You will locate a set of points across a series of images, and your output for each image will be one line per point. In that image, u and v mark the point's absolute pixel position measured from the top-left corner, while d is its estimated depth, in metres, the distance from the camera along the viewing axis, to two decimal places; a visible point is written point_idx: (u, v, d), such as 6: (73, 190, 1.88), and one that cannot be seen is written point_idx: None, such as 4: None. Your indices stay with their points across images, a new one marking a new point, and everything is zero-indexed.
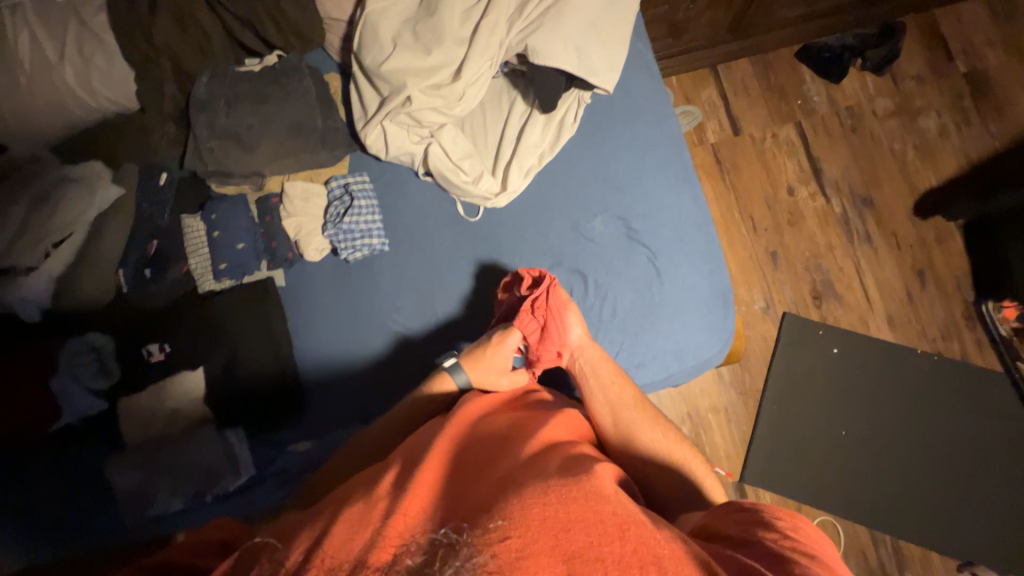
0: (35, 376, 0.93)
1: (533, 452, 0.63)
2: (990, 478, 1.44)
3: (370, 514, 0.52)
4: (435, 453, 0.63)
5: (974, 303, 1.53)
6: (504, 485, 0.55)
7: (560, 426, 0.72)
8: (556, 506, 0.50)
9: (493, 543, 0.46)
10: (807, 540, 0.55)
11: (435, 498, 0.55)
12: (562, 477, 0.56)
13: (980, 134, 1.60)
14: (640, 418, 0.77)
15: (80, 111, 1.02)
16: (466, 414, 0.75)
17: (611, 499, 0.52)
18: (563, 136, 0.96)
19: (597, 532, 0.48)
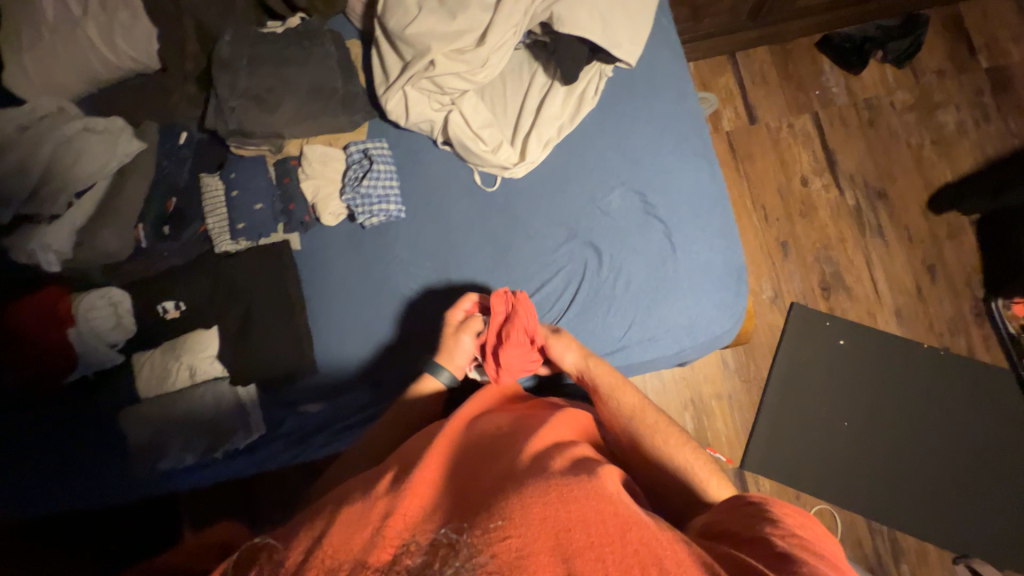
0: (53, 324, 0.94)
1: (533, 448, 0.62)
2: (991, 473, 1.44)
3: (370, 513, 0.53)
4: (433, 453, 0.63)
5: (983, 300, 1.53)
6: (503, 482, 0.55)
7: (563, 424, 0.70)
8: (558, 504, 0.49)
9: (493, 542, 0.46)
10: (814, 539, 0.53)
11: (434, 497, 0.56)
12: (563, 474, 0.54)
13: (998, 130, 1.59)
14: (647, 429, 0.75)
15: (101, 68, 1.02)
16: (467, 413, 0.75)
17: (613, 499, 0.51)
18: (584, 108, 0.96)
19: (598, 532, 0.46)
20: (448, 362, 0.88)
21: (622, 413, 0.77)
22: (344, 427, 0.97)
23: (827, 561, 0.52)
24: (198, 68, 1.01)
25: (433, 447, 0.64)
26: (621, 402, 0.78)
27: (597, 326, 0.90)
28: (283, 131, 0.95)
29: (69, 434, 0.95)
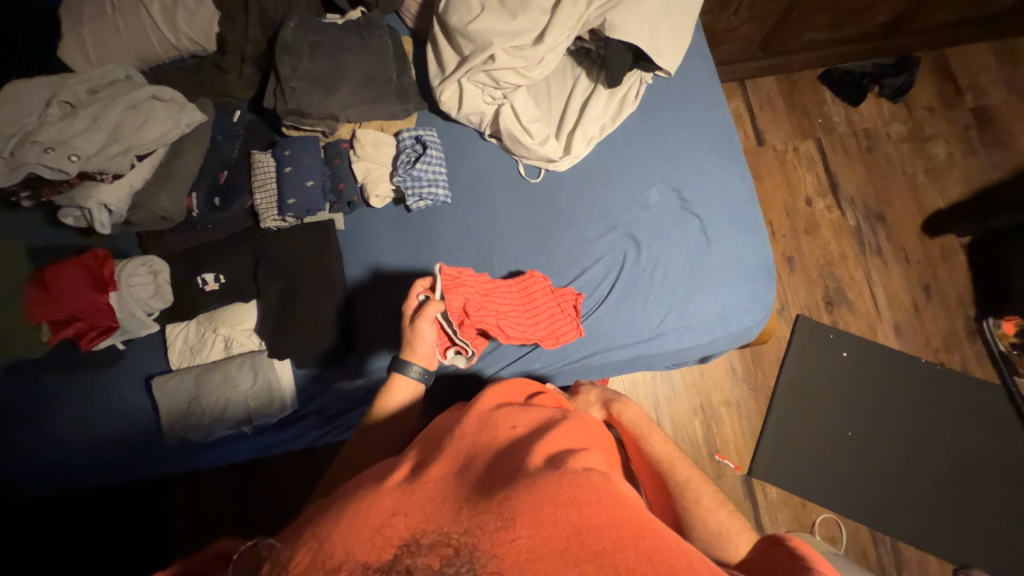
0: (90, 288, 0.92)
1: (551, 445, 0.57)
2: (988, 486, 1.48)
3: (375, 506, 0.49)
4: (447, 444, 0.59)
5: (975, 318, 1.61)
6: (515, 476, 0.50)
7: (582, 426, 0.65)
8: (570, 507, 0.45)
9: (500, 545, 0.43)
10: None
11: (443, 487, 0.52)
12: (578, 472, 0.50)
13: (983, 163, 1.72)
14: (668, 460, 0.71)
15: (160, 48, 1.05)
16: (484, 400, 0.68)
17: (630, 505, 0.47)
18: (625, 110, 1.02)
19: (610, 538, 0.43)
20: (416, 355, 0.78)
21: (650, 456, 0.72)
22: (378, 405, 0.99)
23: None
24: (257, 51, 1.04)
25: (445, 440, 0.60)
26: (639, 424, 0.76)
27: (635, 313, 0.94)
28: (338, 114, 0.99)
29: (101, 403, 0.96)
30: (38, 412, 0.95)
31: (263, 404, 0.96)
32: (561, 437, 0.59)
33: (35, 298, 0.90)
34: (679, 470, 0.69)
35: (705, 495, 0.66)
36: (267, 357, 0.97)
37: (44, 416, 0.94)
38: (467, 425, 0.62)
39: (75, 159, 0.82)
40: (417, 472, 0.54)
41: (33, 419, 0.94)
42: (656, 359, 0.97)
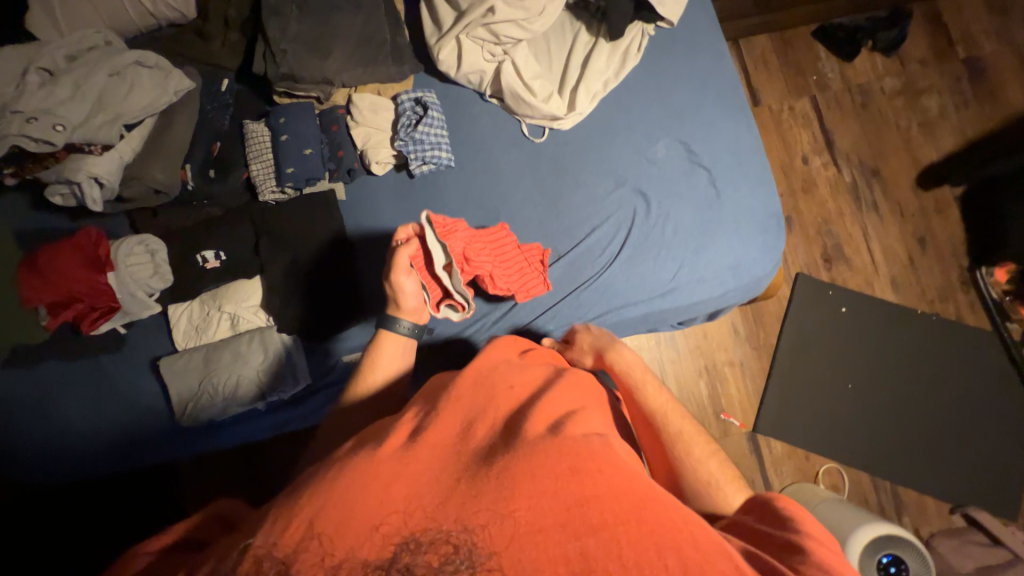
0: (85, 268, 0.88)
1: (547, 409, 0.56)
2: (984, 430, 1.52)
3: (370, 476, 0.47)
4: (441, 409, 0.56)
5: (968, 268, 1.64)
6: (513, 445, 0.50)
7: (575, 386, 0.65)
8: (571, 479, 0.46)
9: (499, 521, 0.43)
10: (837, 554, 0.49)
11: (439, 457, 0.50)
12: (577, 442, 0.50)
13: (974, 115, 1.73)
14: (664, 407, 0.70)
15: (135, 15, 0.98)
16: (478, 363, 0.67)
17: (629, 473, 0.48)
18: (629, 64, 1.00)
19: (611, 510, 0.44)
20: (403, 311, 0.77)
21: (646, 405, 0.70)
22: None
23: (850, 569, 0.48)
24: (240, 14, 0.98)
25: (438, 403, 0.58)
26: (633, 377, 0.74)
27: (649, 269, 0.94)
28: (333, 78, 0.95)
29: (108, 388, 0.94)
30: (45, 399, 0.92)
31: (274, 379, 0.94)
32: (553, 403, 0.58)
33: (28, 283, 0.87)
34: (671, 424, 0.68)
35: (697, 448, 0.66)
36: (275, 333, 0.95)
37: (47, 402, 0.92)
38: (461, 388, 0.60)
39: (61, 129, 0.80)
40: (413, 439, 0.52)
41: (40, 407, 0.92)
42: (667, 315, 0.98)
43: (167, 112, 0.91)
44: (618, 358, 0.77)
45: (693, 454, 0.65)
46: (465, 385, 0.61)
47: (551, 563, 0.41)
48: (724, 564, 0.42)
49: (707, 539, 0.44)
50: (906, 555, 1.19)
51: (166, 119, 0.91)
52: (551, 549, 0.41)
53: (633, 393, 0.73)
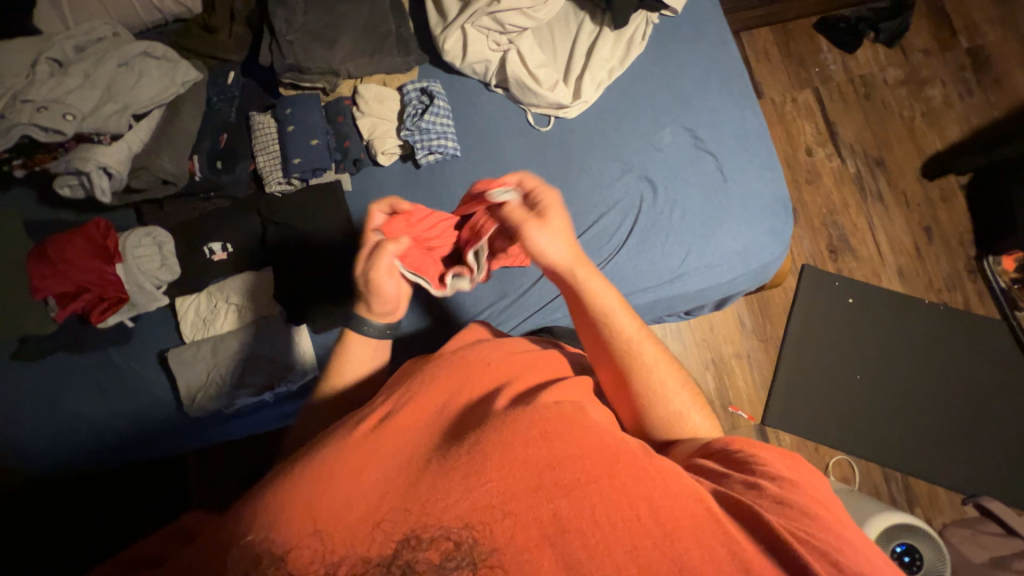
0: (94, 259, 0.88)
1: (514, 386, 0.58)
2: (995, 419, 1.50)
3: (345, 465, 0.49)
4: (411, 394, 0.58)
5: (975, 258, 1.63)
6: (484, 420, 0.52)
7: (543, 363, 0.66)
8: (540, 443, 0.48)
9: (470, 491, 0.45)
10: (800, 494, 0.49)
11: (411, 440, 0.52)
12: (548, 406, 0.52)
13: (978, 103, 1.73)
14: (640, 336, 0.64)
15: (142, 10, 0.99)
16: (447, 348, 0.68)
17: (599, 430, 0.50)
18: (633, 52, 1.00)
19: (582, 470, 0.46)
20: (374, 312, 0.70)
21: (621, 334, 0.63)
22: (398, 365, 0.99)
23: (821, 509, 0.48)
24: (246, 8, 0.99)
25: (414, 386, 0.59)
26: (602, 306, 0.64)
27: (655, 254, 0.94)
28: (339, 68, 0.96)
29: (117, 381, 0.94)
30: (56, 392, 0.93)
31: (285, 368, 0.93)
32: (526, 380, 0.60)
33: (37, 273, 0.87)
34: (644, 353, 0.63)
35: (666, 373, 0.63)
36: (283, 322, 0.95)
37: (54, 396, 0.92)
38: (432, 369, 0.62)
39: (71, 118, 0.82)
40: (382, 424, 0.54)
41: (51, 400, 0.92)
42: (675, 301, 0.97)
43: (175, 104, 0.92)
44: (585, 281, 0.65)
45: (666, 385, 0.62)
46: (437, 366, 0.62)
47: (524, 526, 0.43)
48: (696, 507, 0.44)
49: (680, 484, 0.46)
50: (921, 544, 1.17)
51: (174, 112, 0.92)
52: (522, 512, 0.44)
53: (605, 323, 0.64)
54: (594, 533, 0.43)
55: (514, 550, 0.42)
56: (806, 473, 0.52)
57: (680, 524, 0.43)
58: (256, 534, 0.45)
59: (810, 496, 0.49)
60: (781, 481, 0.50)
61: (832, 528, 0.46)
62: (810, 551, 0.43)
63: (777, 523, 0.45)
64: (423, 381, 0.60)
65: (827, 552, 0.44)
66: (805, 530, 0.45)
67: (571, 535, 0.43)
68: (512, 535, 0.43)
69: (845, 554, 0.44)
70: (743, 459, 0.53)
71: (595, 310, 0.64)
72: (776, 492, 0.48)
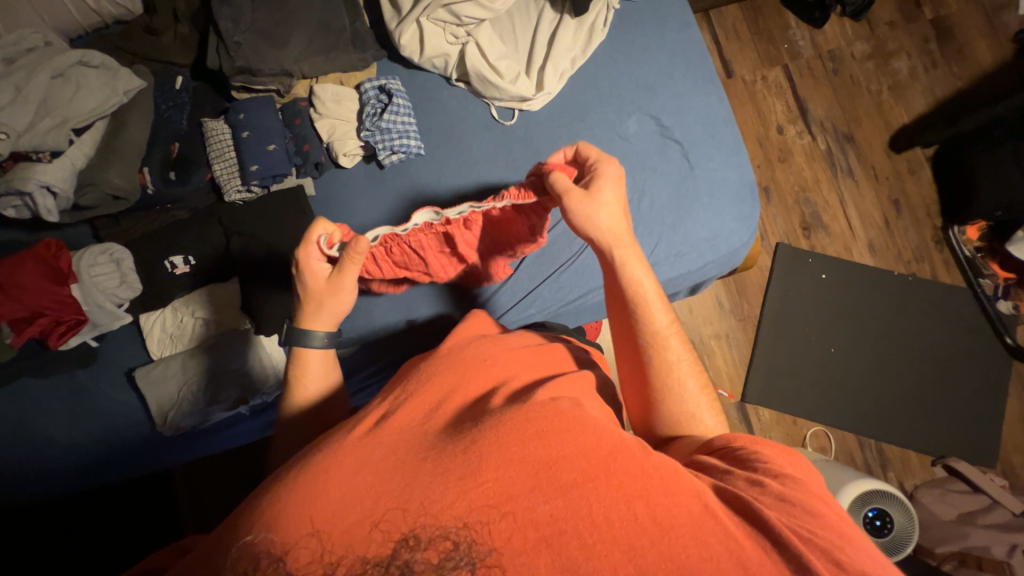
0: (46, 281, 0.85)
1: (511, 385, 0.59)
2: (962, 384, 1.56)
3: (338, 468, 0.48)
4: (409, 395, 0.58)
5: (942, 228, 1.67)
6: (480, 420, 0.52)
7: (545, 356, 0.67)
8: (538, 443, 0.47)
9: (467, 492, 0.44)
10: (800, 490, 0.50)
11: (405, 438, 0.52)
12: (544, 405, 0.52)
13: (943, 74, 1.74)
14: (673, 330, 0.66)
15: (77, 13, 0.92)
16: (446, 345, 0.68)
17: (597, 427, 0.50)
18: (595, 40, 0.98)
19: (580, 469, 0.46)
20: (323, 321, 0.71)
21: (655, 322, 0.65)
22: (376, 368, 0.98)
23: (820, 503, 0.49)
24: (189, 7, 0.94)
25: (410, 389, 0.59)
26: (641, 294, 0.66)
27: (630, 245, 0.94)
28: (292, 69, 0.92)
29: (87, 402, 0.92)
30: (22, 418, 0.90)
31: (259, 379, 0.92)
32: (522, 381, 0.60)
33: None
34: (670, 349, 0.65)
35: (687, 373, 0.65)
36: (252, 334, 0.93)
37: (19, 423, 0.90)
38: (429, 370, 0.62)
39: (4, 136, 0.78)
40: (377, 427, 0.53)
41: (17, 427, 0.90)
42: None
43: (121, 115, 0.88)
44: (625, 266, 0.67)
45: (685, 383, 0.64)
46: (437, 366, 0.62)
47: (521, 528, 0.42)
48: (694, 505, 0.45)
49: (677, 482, 0.46)
50: (892, 509, 1.23)
51: (121, 122, 0.88)
52: (522, 512, 0.43)
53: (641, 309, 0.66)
54: (591, 533, 0.42)
55: (511, 552, 0.41)
56: (807, 472, 0.53)
57: (677, 521, 0.44)
58: (254, 534, 0.45)
59: (808, 492, 0.50)
60: (784, 479, 0.51)
61: (834, 526, 0.47)
62: (813, 549, 0.44)
63: (777, 520, 0.46)
64: (421, 381, 0.60)
65: (825, 548, 0.44)
66: (808, 530, 0.46)
67: (567, 537, 0.42)
68: (509, 537, 0.42)
69: (843, 544, 0.45)
70: (744, 455, 0.54)
71: (632, 295, 0.67)
72: (778, 490, 0.49)
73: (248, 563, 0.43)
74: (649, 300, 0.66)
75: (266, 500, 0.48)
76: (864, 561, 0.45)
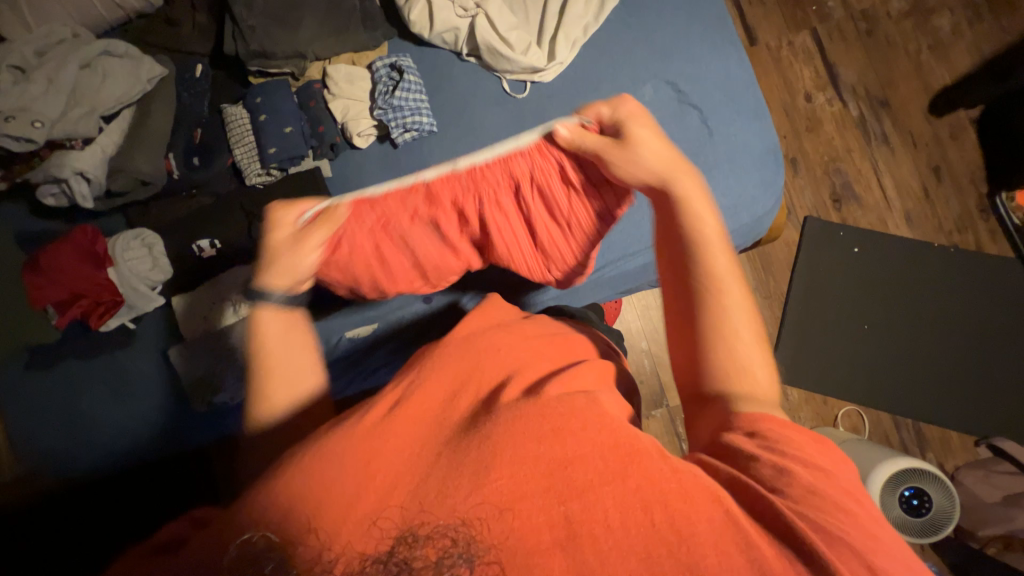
0: (85, 266, 0.91)
1: (523, 376, 0.59)
2: (1009, 360, 1.47)
3: (352, 457, 0.49)
4: (419, 382, 0.58)
5: (988, 195, 1.56)
6: (494, 412, 0.53)
7: (562, 346, 0.67)
8: (552, 441, 0.48)
9: (481, 486, 0.45)
10: (839, 494, 0.46)
11: (419, 433, 0.53)
12: (559, 401, 0.53)
13: (990, 29, 1.62)
14: (749, 316, 0.60)
15: (104, 10, 0.96)
16: (457, 333, 0.68)
17: (613, 426, 0.51)
18: (608, 5, 0.96)
19: (595, 470, 0.46)
20: (279, 281, 0.69)
21: (725, 296, 0.60)
22: (397, 346, 1.01)
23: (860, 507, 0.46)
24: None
25: (422, 377, 0.59)
26: (710, 264, 0.61)
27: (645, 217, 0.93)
28: (305, 50, 0.94)
29: (124, 381, 0.97)
30: (68, 398, 0.96)
31: None
32: (535, 372, 0.60)
33: (33, 282, 0.90)
34: (739, 334, 0.58)
35: (758, 361, 0.58)
36: None
37: (62, 400, 0.96)
38: (442, 359, 0.62)
39: (40, 125, 0.82)
40: (394, 414, 0.54)
41: (64, 405, 0.96)
42: None
43: (145, 104, 0.92)
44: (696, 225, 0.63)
45: (752, 376, 0.57)
46: (449, 356, 0.62)
47: (534, 530, 0.44)
48: (715, 511, 0.44)
49: (695, 486, 0.45)
50: (930, 487, 1.18)
51: (145, 111, 0.92)
52: (535, 513, 0.44)
53: (710, 283, 0.60)
54: (606, 538, 0.43)
55: (524, 553, 0.43)
56: (841, 465, 0.50)
57: (695, 527, 0.43)
58: (254, 532, 0.46)
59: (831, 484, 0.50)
60: (815, 471, 0.47)
61: (881, 539, 0.43)
62: (843, 550, 0.42)
63: (791, 511, 0.44)
64: (438, 363, 0.61)
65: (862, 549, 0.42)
66: (846, 514, 0.44)
67: (582, 540, 0.43)
68: (523, 536, 0.43)
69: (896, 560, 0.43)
70: (770, 437, 0.50)
71: (703, 263, 0.61)
72: (809, 483, 0.46)
73: (250, 561, 0.44)
74: (721, 274, 0.61)
75: (290, 468, 0.50)
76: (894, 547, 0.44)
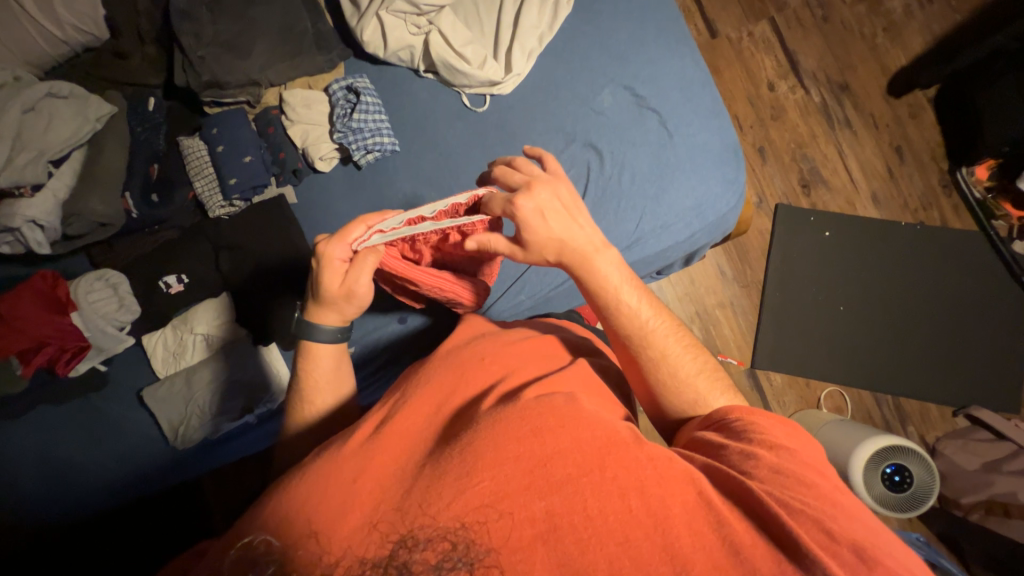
0: (45, 312, 0.87)
1: (508, 380, 0.60)
2: (979, 330, 1.51)
3: (337, 473, 0.51)
4: (405, 401, 0.59)
5: (949, 171, 1.60)
6: (473, 422, 0.53)
7: (545, 349, 0.68)
8: (533, 440, 0.49)
9: (465, 492, 0.46)
10: (806, 471, 0.50)
11: (403, 447, 0.54)
12: (537, 402, 0.53)
13: (940, 10, 1.66)
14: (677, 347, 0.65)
15: (48, 48, 0.94)
16: (445, 346, 0.69)
17: (591, 421, 0.52)
18: (561, 13, 0.96)
19: (575, 463, 0.48)
20: (325, 318, 0.69)
21: (659, 346, 0.64)
22: (374, 368, 1.00)
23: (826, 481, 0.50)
24: (154, 26, 0.95)
25: (407, 392, 0.61)
26: (634, 324, 0.64)
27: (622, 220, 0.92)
28: (258, 78, 0.92)
29: (100, 424, 0.95)
30: (40, 445, 0.93)
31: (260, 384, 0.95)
32: (523, 372, 0.62)
33: None
34: (681, 367, 0.64)
35: (708, 388, 0.63)
36: (249, 343, 0.95)
37: (33, 449, 0.93)
38: (428, 372, 0.64)
39: None
40: (378, 431, 0.55)
41: (37, 451, 0.93)
42: (640, 265, 0.96)
43: (97, 141, 0.90)
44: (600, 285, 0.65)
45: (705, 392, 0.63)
46: (434, 369, 0.64)
47: (519, 526, 0.44)
48: (688, 494, 0.47)
49: (670, 471, 0.48)
50: (910, 463, 1.20)
51: (98, 149, 0.90)
52: (519, 511, 0.45)
53: (644, 335, 0.64)
54: (586, 528, 0.44)
55: (511, 550, 0.43)
56: (804, 441, 0.54)
57: (671, 511, 0.45)
58: (253, 536, 0.48)
59: (800, 462, 0.51)
60: (779, 450, 0.52)
61: (854, 515, 0.47)
62: (802, 522, 0.46)
63: (762, 491, 0.48)
64: (426, 376, 0.63)
65: (818, 518, 0.46)
66: (798, 500, 0.47)
67: (563, 533, 0.44)
68: (506, 533, 0.44)
69: (861, 526, 0.47)
70: (739, 427, 0.55)
71: (631, 327, 0.64)
72: (773, 462, 0.51)
73: (250, 563, 0.46)
74: (653, 331, 0.64)
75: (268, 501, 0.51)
76: (857, 527, 0.46)
